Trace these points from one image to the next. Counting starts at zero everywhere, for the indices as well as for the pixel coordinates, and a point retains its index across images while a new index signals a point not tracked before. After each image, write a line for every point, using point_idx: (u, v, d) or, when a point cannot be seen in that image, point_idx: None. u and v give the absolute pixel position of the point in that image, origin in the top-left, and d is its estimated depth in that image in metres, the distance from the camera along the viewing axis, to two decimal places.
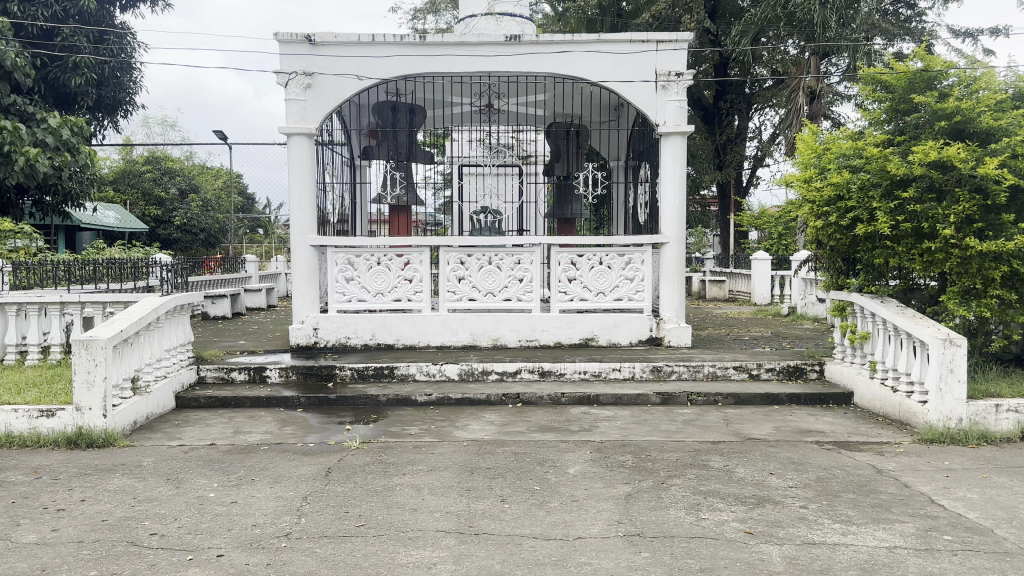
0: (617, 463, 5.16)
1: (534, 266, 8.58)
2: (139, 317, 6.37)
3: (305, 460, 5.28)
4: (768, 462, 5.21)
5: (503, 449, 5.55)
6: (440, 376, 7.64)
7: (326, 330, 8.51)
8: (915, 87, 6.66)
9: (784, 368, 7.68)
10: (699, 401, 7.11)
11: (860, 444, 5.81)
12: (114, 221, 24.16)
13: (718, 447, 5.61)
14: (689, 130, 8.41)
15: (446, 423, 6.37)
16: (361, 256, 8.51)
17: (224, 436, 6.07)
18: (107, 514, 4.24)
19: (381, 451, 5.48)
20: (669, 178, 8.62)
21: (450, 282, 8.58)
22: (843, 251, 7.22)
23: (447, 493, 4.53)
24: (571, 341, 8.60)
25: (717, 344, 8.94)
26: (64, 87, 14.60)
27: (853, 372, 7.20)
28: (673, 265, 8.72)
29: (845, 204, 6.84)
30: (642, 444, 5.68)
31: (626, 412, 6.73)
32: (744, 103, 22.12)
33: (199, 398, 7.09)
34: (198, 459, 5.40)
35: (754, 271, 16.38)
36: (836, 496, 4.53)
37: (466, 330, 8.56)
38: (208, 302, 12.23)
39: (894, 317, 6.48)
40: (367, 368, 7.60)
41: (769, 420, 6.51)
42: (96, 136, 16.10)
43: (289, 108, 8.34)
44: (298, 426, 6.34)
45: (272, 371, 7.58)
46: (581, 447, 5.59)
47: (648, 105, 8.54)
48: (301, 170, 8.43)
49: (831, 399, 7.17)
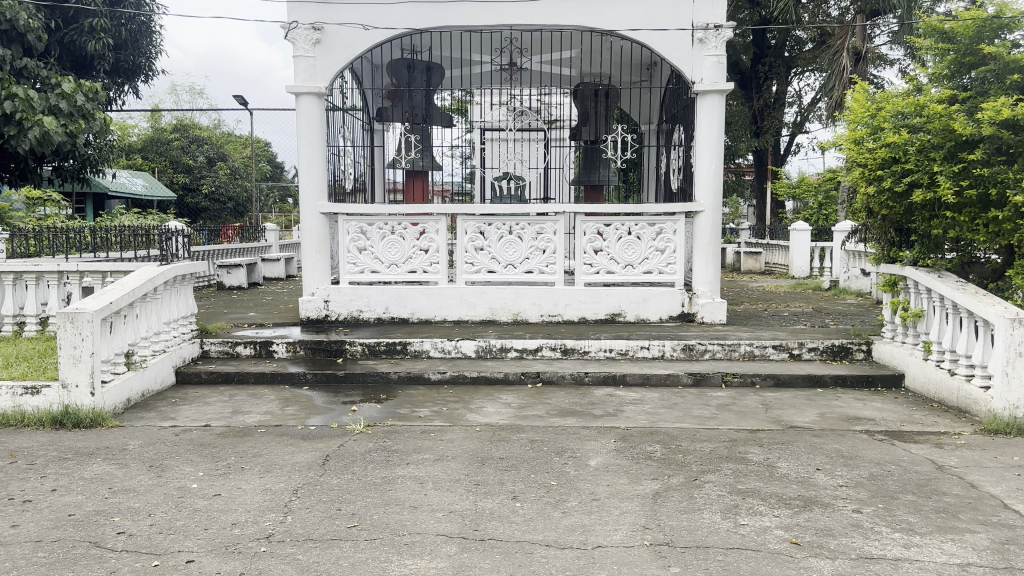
0: (644, 455, 4.64)
1: (558, 236, 8.03)
2: (133, 288, 5.97)
3: (302, 446, 4.84)
4: (813, 455, 4.67)
5: (518, 436, 5.06)
6: (455, 354, 7.17)
7: (337, 303, 8.09)
8: (983, 37, 5.93)
9: (827, 348, 7.10)
10: (735, 382, 6.56)
11: (915, 435, 5.23)
12: (141, 188, 24.00)
13: (758, 437, 5.07)
14: (728, 88, 7.74)
15: (458, 405, 5.90)
16: (374, 225, 8.03)
17: (220, 416, 5.65)
18: (75, 508, 3.84)
19: (386, 436, 5.02)
20: (706, 141, 7.98)
21: (468, 254, 8.09)
22: (897, 220, 6.61)
23: (453, 487, 4.06)
24: (597, 317, 8.08)
25: (754, 320, 8.35)
26: (81, 49, 14.12)
27: (905, 354, 6.59)
28: (708, 236, 8.11)
29: (902, 168, 6.19)
30: (673, 432, 5.16)
31: (654, 395, 6.22)
32: (783, 67, 21.16)
33: (200, 374, 6.70)
34: (187, 443, 4.98)
35: (793, 242, 15.66)
36: (893, 499, 3.98)
37: (485, 304, 8.07)
38: (222, 271, 11.80)
39: (953, 294, 5.84)
40: (379, 343, 7.15)
41: (812, 406, 5.95)
42: (116, 102, 15.73)
43: (297, 65, 7.86)
44: (301, 406, 5.91)
45: (279, 346, 7.16)
46: (605, 435, 5.08)
47: (683, 61, 7.91)
48: (310, 132, 7.93)
49: (880, 382, 6.58)
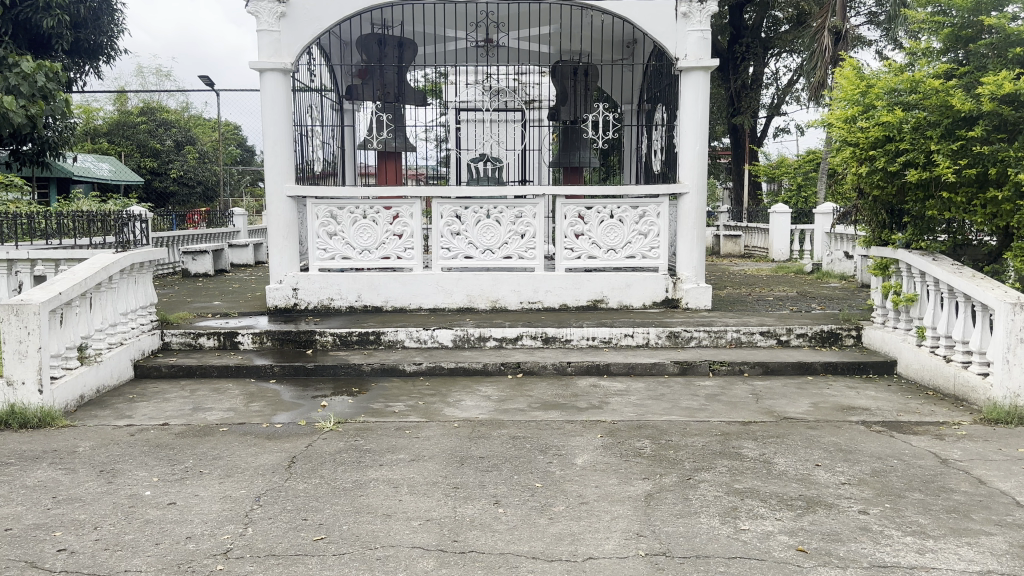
0: (633, 451, 4.36)
1: (537, 219, 7.72)
2: (85, 277, 5.59)
3: (266, 446, 4.50)
4: (811, 450, 4.43)
5: (498, 432, 4.76)
6: (431, 343, 6.84)
7: (307, 291, 7.72)
8: (983, 9, 5.68)
9: (816, 334, 6.86)
10: (722, 371, 6.31)
11: (913, 425, 5.00)
12: (107, 173, 23.29)
13: (751, 430, 4.81)
14: (714, 64, 7.46)
15: (435, 398, 5.58)
16: (345, 209, 7.66)
17: (180, 414, 5.28)
18: (13, 521, 3.48)
19: (357, 434, 4.69)
20: (691, 120, 7.69)
21: (443, 239, 7.75)
22: (889, 201, 6.38)
23: (430, 492, 3.75)
24: (578, 304, 7.80)
25: (739, 305, 8.11)
26: (37, 27, 13.42)
27: (897, 340, 6.38)
28: (693, 218, 7.85)
29: (895, 147, 5.94)
30: (662, 425, 4.88)
31: (640, 385, 5.95)
32: (760, 47, 20.79)
33: (160, 367, 6.31)
34: (142, 445, 4.62)
35: (772, 225, 15.48)
36: (900, 498, 3.74)
37: (462, 292, 7.76)
38: (187, 258, 11.38)
39: (949, 278, 5.62)
40: (351, 333, 6.81)
41: (804, 395, 5.71)
42: (76, 84, 15.10)
43: (261, 40, 7.44)
44: (267, 401, 5.56)
45: (244, 337, 6.79)
46: (590, 430, 4.80)
47: (667, 36, 7.62)
48: (275, 110, 7.53)
49: (871, 369, 6.36)
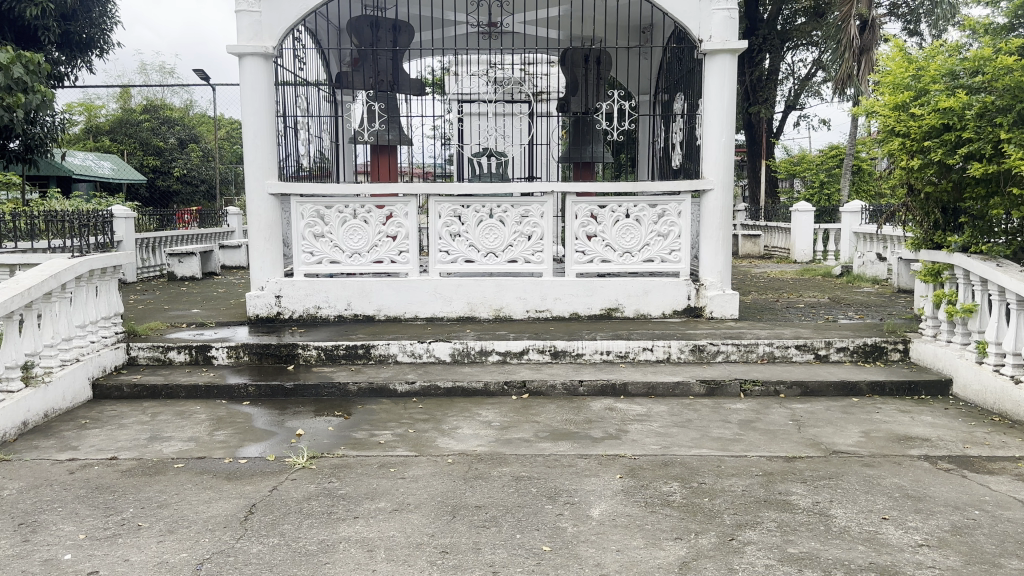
0: (659, 499, 3.62)
1: (545, 219, 7.00)
2: (29, 287, 4.89)
3: (224, 491, 3.80)
4: (873, 497, 3.69)
5: (500, 470, 4.05)
6: (427, 358, 6.14)
7: (291, 299, 7.02)
8: None
9: (859, 348, 6.11)
10: (755, 392, 5.57)
11: (986, 462, 4.25)
12: (109, 172, 22.55)
13: (797, 469, 4.08)
14: (742, 46, 6.71)
15: (428, 426, 4.87)
16: (333, 208, 6.96)
17: (132, 445, 4.58)
18: None
19: (333, 474, 3.99)
20: (716, 108, 6.94)
21: (442, 240, 7.04)
22: (944, 199, 5.65)
23: (412, 558, 3.03)
24: (590, 313, 7.08)
25: (769, 314, 7.36)
26: (21, 17, 12.68)
27: (953, 356, 5.58)
28: (717, 219, 7.10)
29: (955, 137, 5.20)
30: (691, 462, 4.15)
31: (663, 409, 5.23)
32: (777, 39, 19.92)
33: (122, 387, 5.62)
34: (78, 487, 3.91)
35: (794, 224, 14.73)
36: (998, 566, 2.99)
37: (462, 299, 7.05)
38: (174, 260, 10.77)
39: (1019, 287, 4.80)
40: (337, 347, 6.10)
41: (852, 421, 4.98)
42: (68, 79, 14.44)
43: (240, 22, 6.74)
44: (236, 429, 4.85)
45: (219, 350, 6.11)
46: (609, 467, 4.08)
47: (690, 16, 6.88)
48: (256, 99, 6.83)
49: (923, 389, 5.60)
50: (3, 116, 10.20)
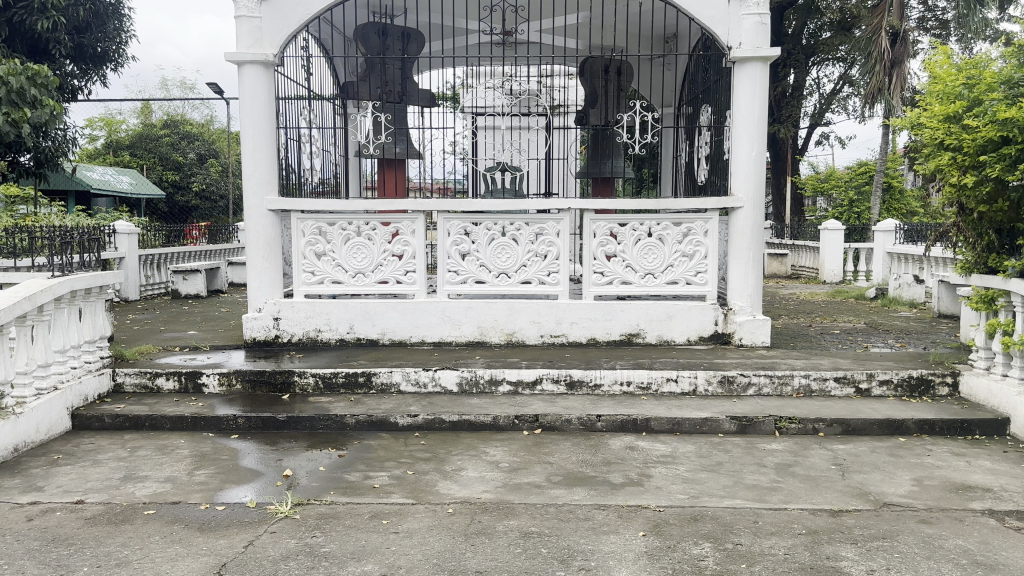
0: (689, 566, 3.13)
1: (561, 238, 6.54)
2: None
3: (193, 546, 3.35)
4: (938, 565, 3.17)
5: (506, 524, 3.58)
6: (432, 387, 5.69)
7: (290, 321, 6.61)
8: None
9: (903, 381, 5.60)
10: (791, 430, 5.07)
11: None
12: (128, 186, 22.40)
13: (846, 526, 3.57)
14: (774, 53, 6.24)
15: (429, 466, 4.41)
16: (335, 225, 6.56)
17: (103, 486, 4.15)
18: None
19: (318, 527, 3.54)
20: (745, 120, 6.49)
21: (451, 260, 6.62)
22: (999, 220, 5.14)
23: None
24: (609, 339, 6.61)
25: (803, 341, 6.84)
26: (33, 31, 12.44)
27: (1009, 392, 5.03)
28: (746, 238, 6.61)
29: (1013, 150, 4.71)
30: (724, 517, 3.66)
31: (690, 449, 4.74)
32: (802, 54, 19.43)
33: (104, 417, 5.21)
34: (33, 539, 3.48)
35: (823, 243, 14.22)
36: None
37: (472, 323, 6.60)
38: (177, 277, 10.41)
39: None
40: (336, 375, 5.68)
41: (902, 466, 4.46)
42: (82, 92, 14.22)
43: (239, 28, 6.38)
44: (219, 468, 4.41)
45: (210, 378, 5.70)
46: (631, 522, 3.59)
47: (718, 22, 6.45)
48: (256, 109, 6.46)
49: (978, 429, 5.04)
50: (9, 131, 9.74)
